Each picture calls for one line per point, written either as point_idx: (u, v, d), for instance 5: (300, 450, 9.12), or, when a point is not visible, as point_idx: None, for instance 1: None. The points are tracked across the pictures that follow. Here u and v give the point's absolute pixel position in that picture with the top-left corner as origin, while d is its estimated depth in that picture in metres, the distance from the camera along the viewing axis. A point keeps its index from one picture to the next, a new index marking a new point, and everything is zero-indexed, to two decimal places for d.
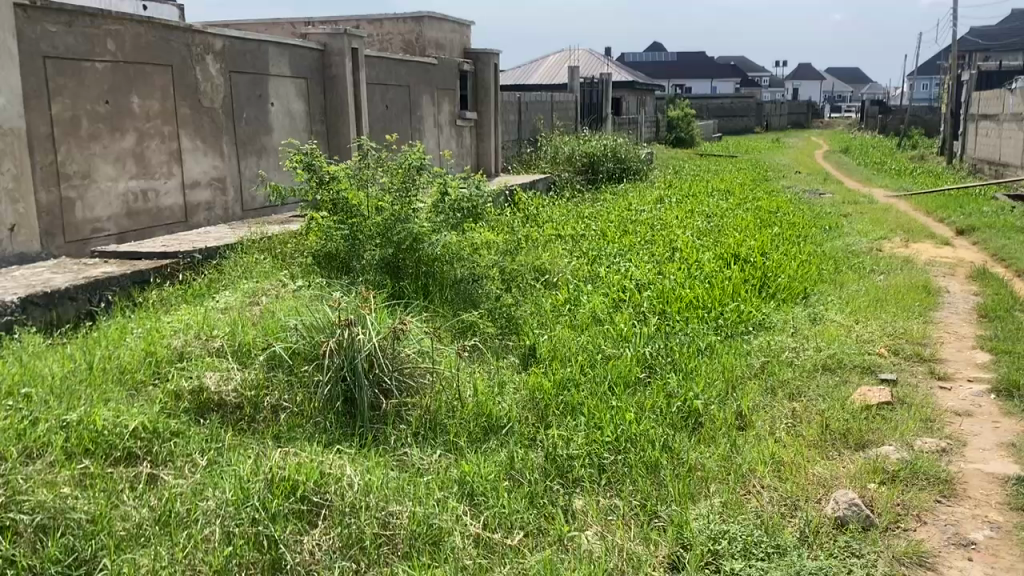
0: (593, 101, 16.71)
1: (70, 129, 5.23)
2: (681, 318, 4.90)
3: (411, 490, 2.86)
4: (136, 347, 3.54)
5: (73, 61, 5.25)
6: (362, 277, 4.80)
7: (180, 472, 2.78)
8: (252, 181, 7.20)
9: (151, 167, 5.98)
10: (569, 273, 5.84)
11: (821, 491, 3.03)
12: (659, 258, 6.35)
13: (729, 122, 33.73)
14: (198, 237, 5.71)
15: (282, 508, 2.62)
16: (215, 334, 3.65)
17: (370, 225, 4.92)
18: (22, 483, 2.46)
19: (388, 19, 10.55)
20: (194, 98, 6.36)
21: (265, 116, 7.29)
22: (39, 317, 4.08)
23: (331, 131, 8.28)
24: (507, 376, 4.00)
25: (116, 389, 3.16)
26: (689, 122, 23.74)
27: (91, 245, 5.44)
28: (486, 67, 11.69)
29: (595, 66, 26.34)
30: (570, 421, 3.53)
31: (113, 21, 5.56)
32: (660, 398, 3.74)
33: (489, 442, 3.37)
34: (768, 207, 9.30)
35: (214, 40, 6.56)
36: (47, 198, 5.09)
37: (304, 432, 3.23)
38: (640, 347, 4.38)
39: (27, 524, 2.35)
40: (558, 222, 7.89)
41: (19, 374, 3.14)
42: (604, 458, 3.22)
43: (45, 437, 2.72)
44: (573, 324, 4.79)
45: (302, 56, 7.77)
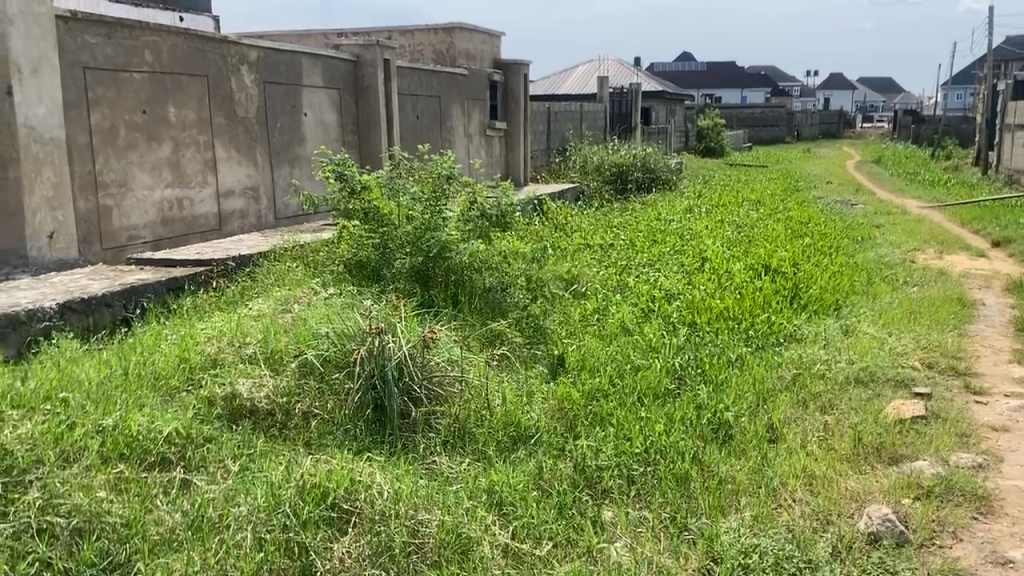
0: (622, 111, 16.71)
1: (107, 138, 5.32)
2: (711, 330, 4.87)
3: (440, 499, 2.87)
4: (170, 353, 3.60)
5: (112, 72, 5.35)
6: (392, 285, 4.84)
7: (213, 478, 2.82)
8: (285, 190, 7.28)
9: (187, 176, 6.07)
10: (599, 282, 5.84)
11: (854, 505, 3.00)
12: (688, 268, 6.33)
13: (759, 132, 33.56)
14: (231, 246, 5.78)
15: (313, 515, 2.64)
16: (248, 341, 3.69)
17: (401, 234, 4.96)
18: (59, 487, 2.50)
19: (420, 30, 10.62)
20: (228, 107, 6.45)
21: (299, 126, 7.38)
22: (76, 323, 4.15)
23: (363, 141, 8.36)
24: (536, 385, 4.01)
25: (151, 395, 3.20)
26: (719, 132, 23.67)
27: (126, 252, 5.53)
28: (516, 77, 11.73)
29: (625, 76, 26.36)
30: (599, 431, 3.52)
31: (152, 32, 5.66)
32: (691, 410, 3.72)
33: (517, 452, 3.37)
34: (800, 217, 9.23)
35: (249, 51, 6.65)
36: (84, 206, 5.18)
37: (335, 439, 3.26)
38: (670, 358, 4.36)
39: (63, 527, 2.38)
40: (587, 232, 7.89)
41: (57, 379, 3.19)
42: (634, 469, 3.20)
43: (82, 441, 2.76)
44: (602, 333, 4.79)
45: (335, 67, 7.86)
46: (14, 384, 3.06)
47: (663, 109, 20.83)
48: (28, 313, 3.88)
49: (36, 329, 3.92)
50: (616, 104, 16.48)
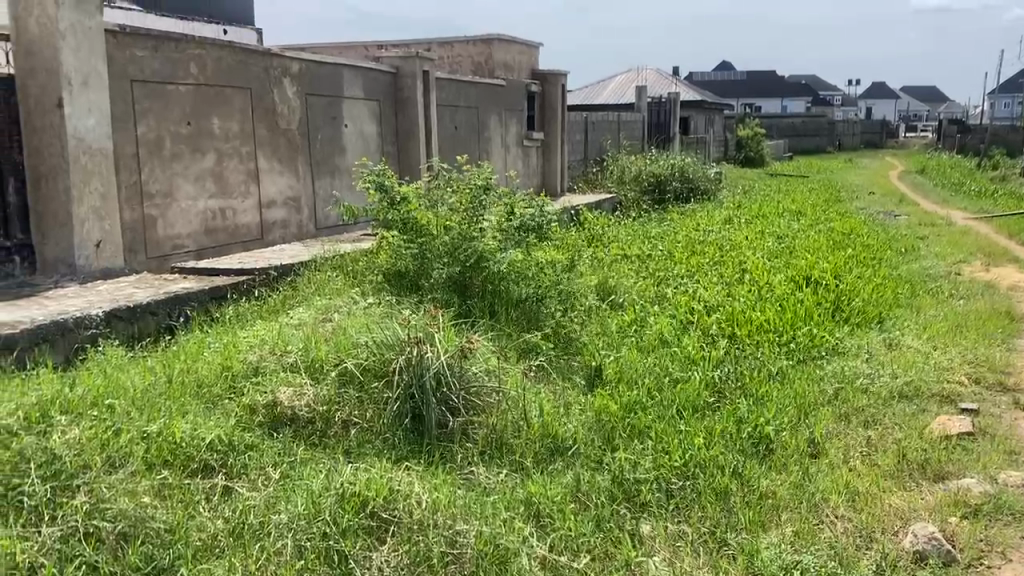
0: (660, 121, 16.64)
1: (153, 149, 5.43)
2: (751, 342, 4.82)
3: (478, 510, 2.87)
4: (213, 362, 3.65)
5: (159, 84, 5.46)
6: (430, 295, 4.86)
7: (254, 485, 2.85)
8: (326, 201, 7.36)
9: (231, 187, 6.17)
10: (636, 293, 5.81)
11: (898, 522, 2.96)
12: (728, 279, 6.28)
13: (800, 142, 33.21)
14: (273, 255, 5.85)
15: (352, 523, 2.66)
16: (289, 349, 3.73)
17: (439, 245, 5.01)
18: (105, 491, 2.55)
19: (459, 41, 10.69)
20: (271, 119, 6.55)
21: (340, 137, 7.47)
22: (122, 330, 4.23)
23: (401, 152, 8.43)
24: (574, 397, 4.00)
25: (194, 403, 3.25)
26: (759, 142, 23.47)
27: (170, 261, 5.63)
28: (554, 88, 11.75)
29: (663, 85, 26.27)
30: (637, 444, 3.50)
31: (198, 45, 5.77)
32: (730, 424, 3.68)
33: (555, 463, 3.36)
34: (842, 228, 9.09)
35: (291, 64, 6.75)
36: (130, 215, 5.28)
37: (374, 447, 3.28)
38: (709, 370, 4.32)
39: (109, 531, 2.42)
40: (624, 243, 7.85)
41: (103, 386, 3.25)
42: (672, 483, 3.18)
43: (127, 447, 2.80)
44: (639, 345, 4.76)
45: (375, 79, 7.94)
46: (63, 390, 3.12)
47: (702, 118, 20.69)
48: (76, 320, 3.96)
49: (83, 337, 4.00)
50: (654, 113, 16.41)
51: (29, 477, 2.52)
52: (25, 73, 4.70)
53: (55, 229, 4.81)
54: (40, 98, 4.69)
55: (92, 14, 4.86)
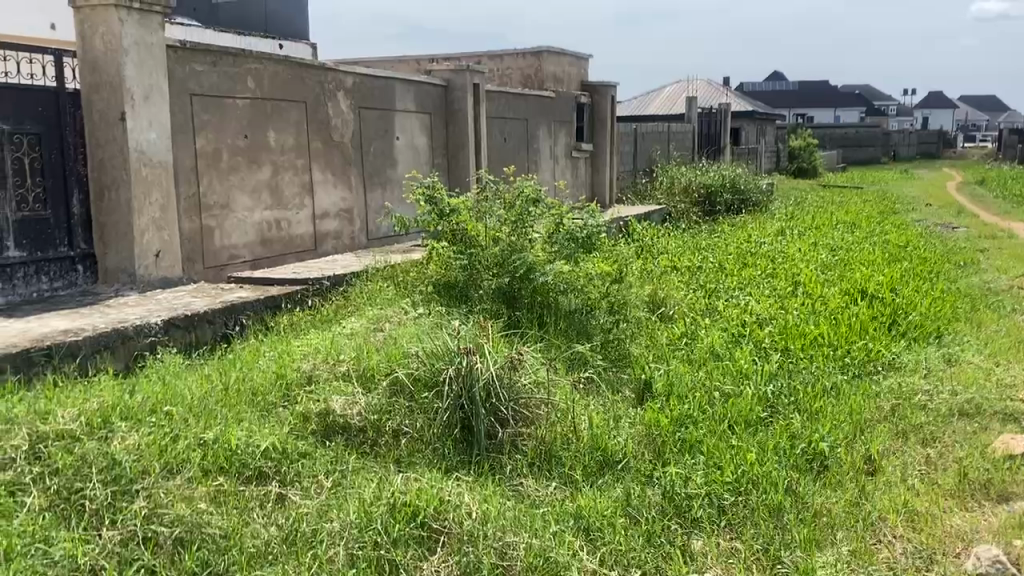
0: (711, 131, 16.50)
1: (211, 161, 5.55)
2: (805, 357, 4.73)
3: (528, 523, 2.86)
4: (268, 370, 3.71)
5: (217, 98, 5.59)
6: (479, 306, 4.88)
7: (307, 493, 2.88)
8: (378, 212, 7.45)
9: (286, 199, 6.28)
10: (687, 306, 5.76)
11: (960, 544, 2.90)
12: (781, 292, 6.19)
13: (854, 152, 32.65)
14: (326, 265, 5.94)
15: (403, 533, 2.68)
16: (342, 359, 3.77)
17: (488, 256, 5.03)
18: (163, 497, 2.60)
19: (509, 54, 10.76)
20: (325, 132, 6.65)
21: (391, 150, 7.56)
22: (180, 338, 4.33)
23: (452, 164, 8.50)
24: (622, 410, 3.98)
25: (250, 411, 3.31)
26: (812, 152, 23.13)
27: (227, 271, 5.74)
28: (603, 99, 11.73)
29: (714, 95, 26.06)
30: (689, 458, 3.46)
31: (255, 60, 5.89)
32: (783, 439, 3.61)
33: (604, 477, 3.34)
34: (897, 240, 8.91)
35: (345, 78, 6.86)
36: (188, 226, 5.40)
37: (425, 457, 3.30)
38: (761, 385, 4.25)
39: (166, 536, 2.47)
40: (674, 254, 7.79)
41: (162, 393, 3.31)
42: (724, 499, 3.13)
43: (184, 454, 2.86)
44: (689, 358, 4.71)
45: (426, 92, 8.03)
46: (123, 397, 3.19)
47: (754, 129, 20.44)
48: (136, 328, 4.06)
49: (142, 344, 4.10)
50: (705, 124, 16.29)
51: (91, 481, 2.59)
52: (90, 88, 4.86)
53: (116, 240, 4.95)
54: (104, 113, 4.83)
55: (155, 30, 5.00)
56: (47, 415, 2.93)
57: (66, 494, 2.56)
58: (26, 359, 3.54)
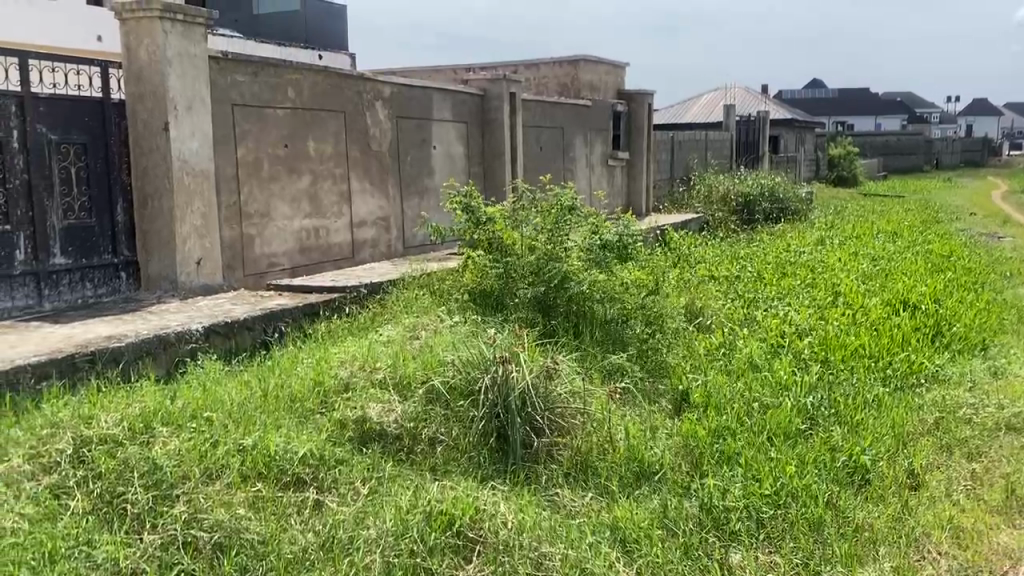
0: (749, 139, 16.37)
1: (252, 170, 5.63)
2: (846, 368, 4.66)
3: (563, 533, 2.85)
4: (306, 377, 3.74)
5: (258, 108, 5.66)
6: (515, 314, 4.88)
7: (344, 500, 2.90)
8: (414, 221, 7.49)
9: (325, 207, 6.34)
10: (725, 315, 5.70)
11: (1006, 563, 2.86)
12: (821, 302, 6.11)
13: (895, 161, 32.18)
14: (363, 273, 5.98)
15: (439, 542, 2.68)
16: (378, 366, 3.79)
17: (523, 265, 5.02)
18: (202, 501, 2.63)
19: (545, 63, 10.79)
20: (363, 142, 6.72)
21: (428, 159, 7.60)
22: (221, 344, 4.39)
23: (488, 172, 8.53)
24: (658, 421, 3.94)
25: (288, 417, 3.34)
26: (853, 161, 22.84)
27: (266, 278, 5.80)
28: (640, 107, 11.70)
29: (752, 103, 25.87)
30: (727, 470, 3.42)
31: (295, 71, 5.97)
32: (824, 452, 3.55)
33: (641, 488, 3.32)
34: (940, 250, 8.75)
35: (383, 87, 6.92)
36: (229, 234, 5.47)
37: (460, 466, 3.30)
38: (801, 397, 4.19)
39: (206, 541, 2.50)
40: (712, 264, 7.73)
41: (202, 399, 3.35)
42: (763, 512, 3.09)
43: (223, 460, 2.89)
44: (727, 369, 4.66)
45: (462, 101, 8.08)
46: (164, 402, 3.23)
47: (793, 137, 20.24)
48: (177, 334, 4.12)
49: (183, 350, 4.16)
50: (743, 132, 16.15)
51: (133, 485, 2.63)
52: (134, 98, 4.95)
53: (159, 248, 5.04)
54: (148, 122, 4.93)
55: (198, 41, 5.09)
56: (91, 419, 2.98)
57: (109, 498, 2.61)
58: (70, 364, 3.60)
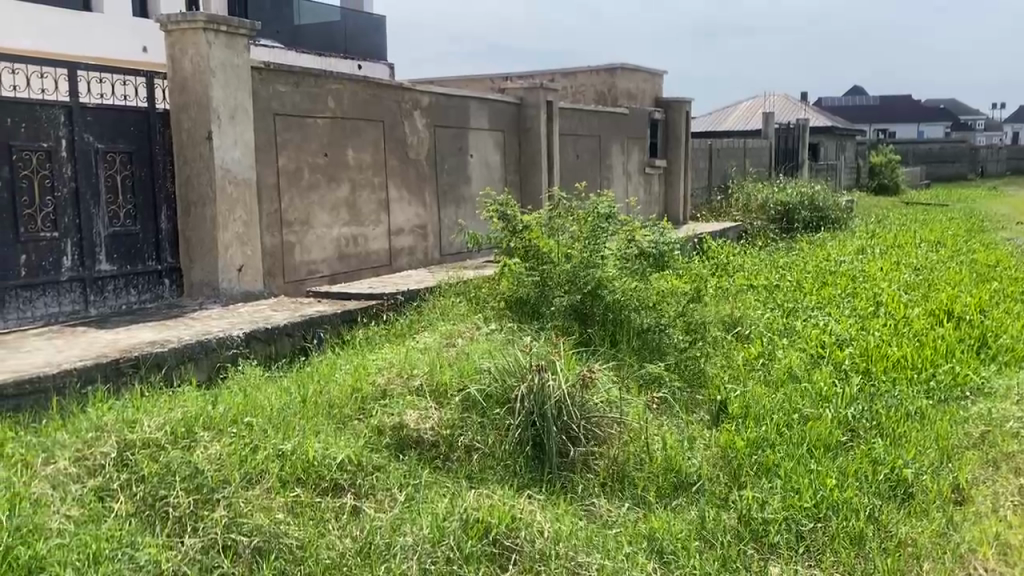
0: (788, 147, 16.21)
1: (293, 179, 5.70)
2: (887, 379, 4.59)
3: (600, 543, 2.85)
4: (345, 383, 3.78)
5: (298, 117, 5.74)
6: (551, 322, 4.88)
7: (381, 506, 2.92)
8: (451, 229, 7.53)
9: (363, 215, 6.39)
10: (764, 325, 5.63)
11: None
12: (862, 312, 6.02)
13: (938, 169, 31.64)
14: (401, 281, 6.03)
15: (475, 549, 2.69)
16: (415, 373, 3.81)
17: (560, 273, 5.02)
18: (243, 506, 2.66)
19: (583, 71, 10.79)
20: (401, 150, 6.77)
21: (465, 167, 7.64)
22: (261, 350, 4.44)
23: (524, 181, 8.54)
24: (696, 431, 3.91)
25: (327, 423, 3.37)
26: (894, 169, 22.47)
27: (306, 285, 5.86)
28: (677, 115, 11.65)
29: (792, 110, 25.60)
30: (766, 482, 3.38)
31: (335, 80, 6.03)
32: (866, 464, 3.50)
33: (678, 499, 3.29)
34: (986, 260, 8.57)
35: (422, 97, 6.97)
36: (270, 241, 5.54)
37: (496, 474, 3.31)
38: (841, 408, 4.13)
39: (245, 546, 2.53)
40: (751, 273, 7.66)
41: (243, 404, 3.39)
42: (803, 524, 3.05)
43: (263, 465, 2.92)
44: (766, 379, 4.60)
45: (499, 110, 8.11)
46: (206, 408, 3.28)
47: (833, 145, 20.02)
48: (219, 340, 4.18)
49: (225, 355, 4.21)
50: (783, 140, 16.00)
51: (174, 489, 2.67)
52: (178, 108, 5.04)
53: (202, 255, 5.12)
54: (191, 132, 5.02)
55: (241, 52, 5.17)
56: (135, 423, 3.04)
57: (151, 501, 2.65)
58: (115, 369, 3.67)
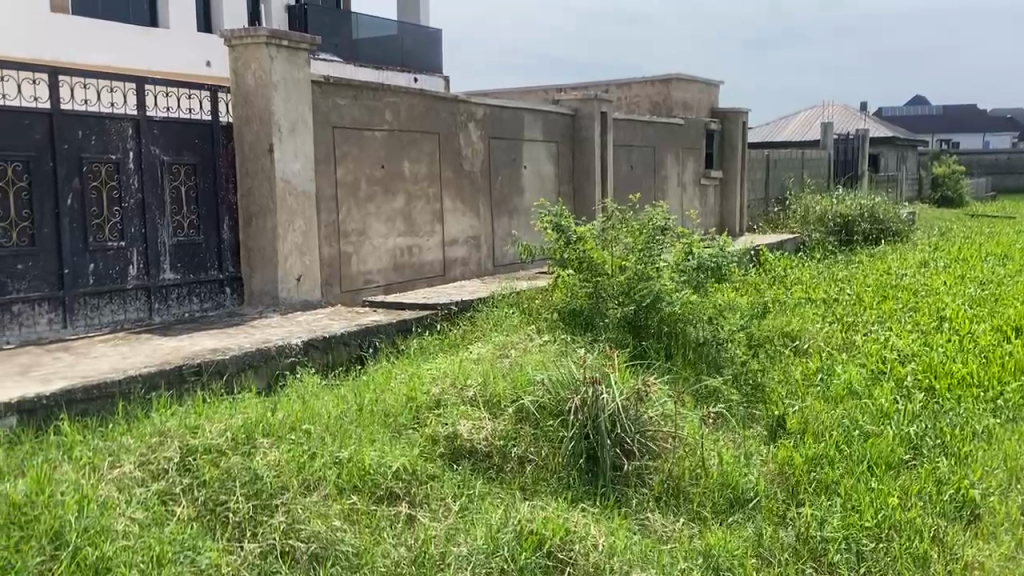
0: (847, 158, 15.91)
1: (351, 190, 5.79)
2: (952, 397, 4.46)
3: (655, 558, 2.83)
4: (400, 392, 3.81)
5: (357, 130, 5.83)
6: (605, 334, 4.86)
7: (435, 515, 2.93)
8: (505, 240, 7.56)
9: (418, 226, 6.46)
10: (822, 340, 5.52)
11: None
12: (925, 327, 5.87)
13: (1005, 180, 30.73)
14: (455, 291, 6.07)
15: (530, 561, 2.68)
16: (469, 383, 3.82)
17: (614, 283, 5.01)
18: (301, 513, 2.71)
19: (637, 82, 10.77)
20: (456, 162, 6.83)
21: (519, 179, 7.68)
22: (318, 358, 4.51)
23: (578, 192, 8.54)
24: (754, 447, 3.85)
25: (382, 432, 3.41)
26: (958, 180, 21.88)
27: (362, 295, 5.94)
28: (734, 126, 11.53)
29: (851, 121, 25.14)
30: (825, 500, 3.32)
31: (393, 93, 6.12)
32: (929, 483, 3.42)
33: (734, 515, 3.25)
34: None
35: (476, 109, 7.03)
36: (329, 251, 5.63)
37: (550, 486, 3.30)
38: (903, 426, 4.03)
39: (302, 551, 2.58)
40: (808, 286, 7.52)
41: (300, 412, 3.45)
42: (863, 544, 2.98)
43: (321, 471, 2.97)
44: (825, 395, 4.50)
45: (554, 122, 8.14)
46: (266, 414, 3.34)
47: (893, 156, 19.60)
48: (278, 348, 4.26)
49: (284, 363, 4.29)
50: (841, 151, 15.72)
51: (234, 494, 2.74)
52: (242, 121, 5.17)
53: (262, 265, 5.23)
54: (254, 144, 5.13)
55: (302, 67, 5.28)
56: (197, 429, 3.11)
57: (212, 505, 2.72)
58: (178, 375, 3.76)
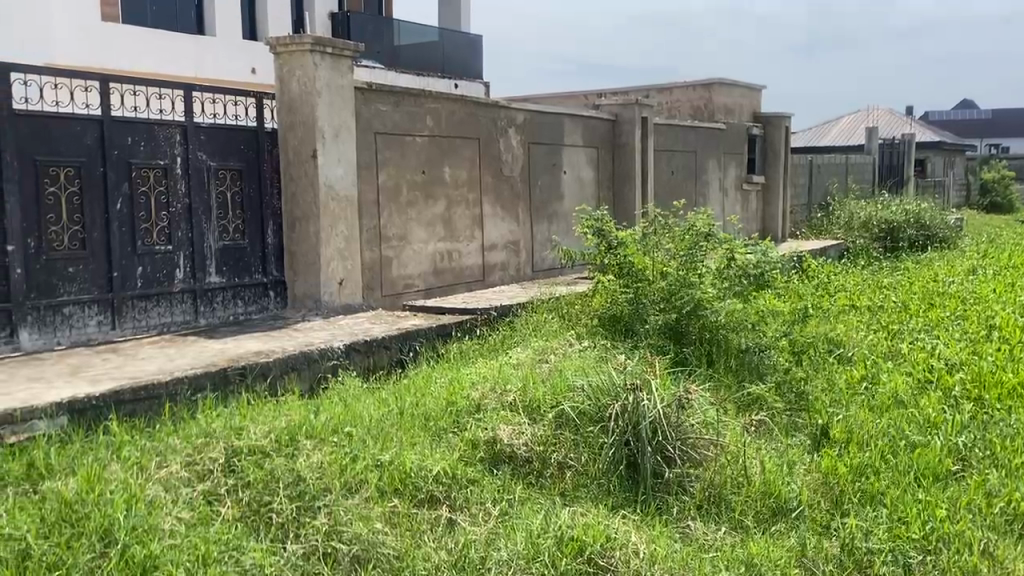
0: (892, 163, 15.66)
1: (392, 195, 5.84)
2: (1002, 407, 4.35)
3: (695, 565, 2.81)
4: (440, 396, 3.83)
5: (398, 136, 5.88)
6: (645, 341, 4.84)
7: (475, 519, 2.94)
8: (544, 245, 7.56)
9: (458, 231, 6.49)
10: (867, 348, 5.43)
11: None
12: (973, 336, 5.75)
13: None
14: (494, 296, 6.08)
15: (570, 567, 2.68)
16: (509, 388, 3.83)
17: (654, 289, 4.97)
18: (343, 515, 2.74)
19: (678, 87, 10.71)
20: (496, 167, 6.85)
21: (559, 184, 7.68)
22: (360, 362, 4.55)
23: (618, 197, 8.51)
24: (796, 455, 3.80)
25: (423, 435, 3.42)
26: (1007, 185, 21.37)
27: (402, 299, 5.98)
28: (777, 130, 11.41)
29: (897, 125, 24.72)
30: (870, 511, 3.27)
31: (434, 99, 6.17)
32: (978, 496, 3.35)
33: (777, 525, 3.22)
34: None
35: (517, 115, 7.05)
36: (371, 256, 5.68)
37: (589, 492, 3.30)
38: (951, 436, 3.95)
39: (344, 553, 2.60)
40: (852, 293, 7.40)
41: (342, 415, 3.48)
42: (910, 556, 2.93)
43: (362, 474, 3.00)
44: (870, 404, 4.43)
45: (594, 127, 8.13)
46: (309, 417, 3.38)
47: (939, 161, 19.21)
48: (320, 352, 4.31)
49: (326, 366, 4.34)
50: (886, 155, 15.48)
51: (278, 496, 2.77)
52: (286, 127, 5.24)
53: (305, 269, 5.30)
54: (298, 150, 5.20)
55: (345, 73, 5.35)
56: (242, 430, 3.16)
57: (256, 506, 2.75)
58: (223, 376, 3.82)
